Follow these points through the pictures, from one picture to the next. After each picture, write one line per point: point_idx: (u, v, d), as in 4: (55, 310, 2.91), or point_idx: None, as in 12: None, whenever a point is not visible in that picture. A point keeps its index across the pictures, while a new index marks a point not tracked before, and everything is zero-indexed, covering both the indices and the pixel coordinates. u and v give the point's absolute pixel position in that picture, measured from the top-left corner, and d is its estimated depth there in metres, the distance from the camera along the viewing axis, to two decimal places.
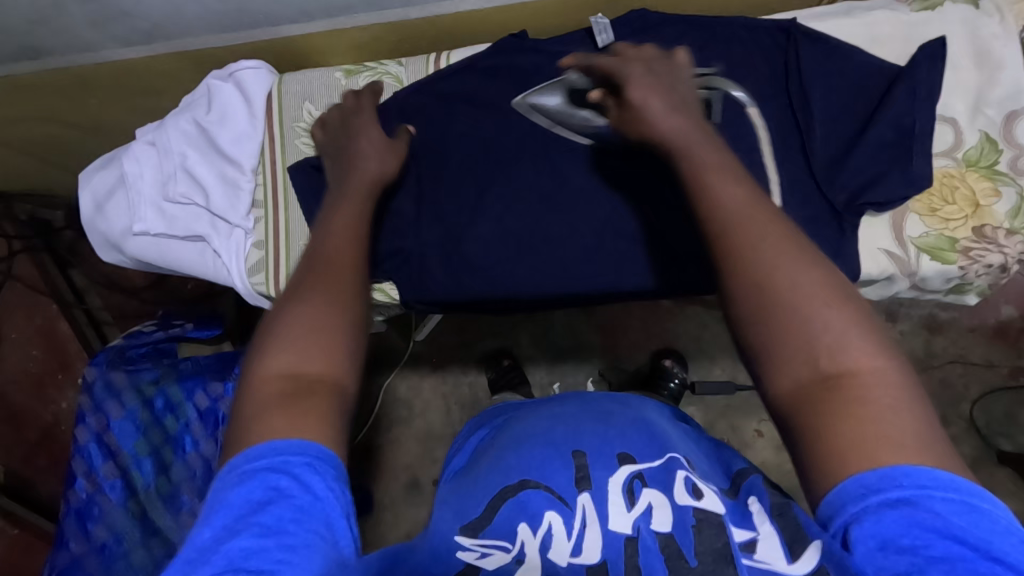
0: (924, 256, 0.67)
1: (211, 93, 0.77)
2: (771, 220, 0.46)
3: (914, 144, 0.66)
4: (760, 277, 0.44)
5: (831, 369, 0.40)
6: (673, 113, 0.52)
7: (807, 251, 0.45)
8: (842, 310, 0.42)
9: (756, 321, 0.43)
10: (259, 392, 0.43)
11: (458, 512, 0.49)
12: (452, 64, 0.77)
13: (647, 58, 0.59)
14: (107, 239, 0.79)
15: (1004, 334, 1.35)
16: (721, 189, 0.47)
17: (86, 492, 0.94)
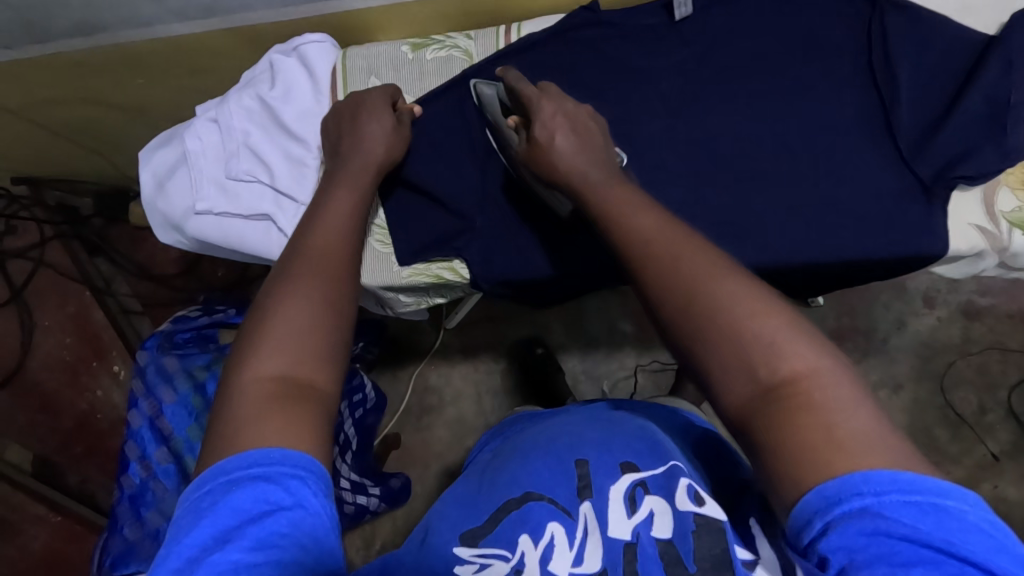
0: (1016, 231, 0.65)
1: (275, 67, 0.75)
2: (684, 241, 0.47)
3: (1009, 115, 0.64)
4: (686, 296, 0.44)
5: (772, 379, 0.40)
6: (578, 152, 0.58)
7: (726, 266, 0.45)
8: (776, 319, 0.42)
9: (694, 342, 0.43)
10: (248, 398, 0.45)
11: (466, 518, 0.53)
12: (523, 36, 0.74)
13: (564, 100, 0.63)
14: (167, 219, 0.77)
15: None
16: (635, 217, 0.51)
17: (141, 477, 0.93)
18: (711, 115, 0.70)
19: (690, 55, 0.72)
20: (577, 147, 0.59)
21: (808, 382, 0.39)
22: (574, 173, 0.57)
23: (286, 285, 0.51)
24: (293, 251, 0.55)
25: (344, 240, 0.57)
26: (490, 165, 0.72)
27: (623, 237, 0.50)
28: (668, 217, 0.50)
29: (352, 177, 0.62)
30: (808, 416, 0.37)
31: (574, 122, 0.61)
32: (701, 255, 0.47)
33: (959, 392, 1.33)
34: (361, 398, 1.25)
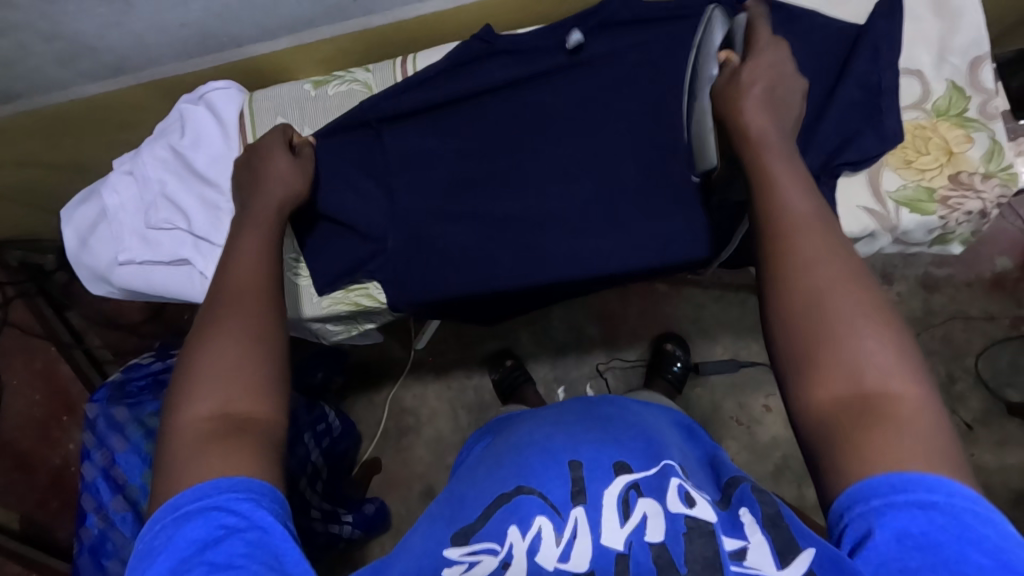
0: (903, 210, 0.67)
1: (183, 117, 0.78)
2: (833, 237, 0.48)
3: (883, 102, 0.66)
4: (813, 289, 0.46)
5: (862, 390, 0.42)
6: (762, 112, 0.56)
7: (863, 279, 0.46)
8: (886, 339, 0.44)
9: (805, 331, 0.45)
10: (185, 440, 0.46)
11: (449, 523, 0.50)
12: (418, 71, 0.76)
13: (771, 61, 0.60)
14: (95, 272, 0.80)
15: (1000, 286, 1.35)
16: (789, 194, 0.50)
17: (98, 527, 0.94)
18: (606, 123, 0.72)
19: (584, 65, 0.73)
20: (765, 100, 0.57)
21: (898, 408, 0.41)
22: (753, 127, 0.55)
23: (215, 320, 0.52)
24: (219, 290, 0.55)
25: (268, 271, 0.58)
26: (401, 191, 0.75)
27: (775, 211, 0.50)
28: (823, 210, 0.50)
29: (261, 219, 0.62)
30: (890, 428, 0.40)
31: (780, 88, 0.58)
32: (844, 257, 0.47)
33: (927, 363, 1.34)
34: (325, 427, 1.26)
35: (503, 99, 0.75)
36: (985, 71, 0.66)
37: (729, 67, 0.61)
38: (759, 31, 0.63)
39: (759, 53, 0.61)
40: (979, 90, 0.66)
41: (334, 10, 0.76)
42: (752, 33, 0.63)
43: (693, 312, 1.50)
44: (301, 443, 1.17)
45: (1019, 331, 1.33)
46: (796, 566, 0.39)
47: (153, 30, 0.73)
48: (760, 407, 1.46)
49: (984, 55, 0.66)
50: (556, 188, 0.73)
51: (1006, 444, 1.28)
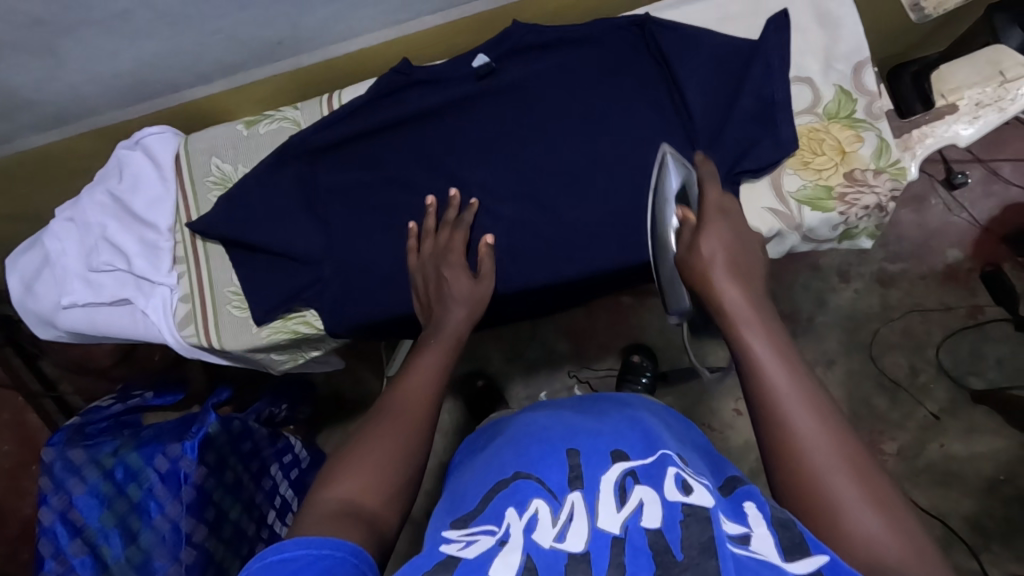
0: (805, 208, 0.70)
1: (121, 162, 0.81)
2: (821, 407, 0.48)
3: (777, 110, 0.70)
4: (808, 463, 0.46)
5: (864, 560, 0.42)
6: (733, 285, 0.59)
7: (853, 446, 0.47)
8: (880, 511, 0.43)
9: (807, 508, 0.45)
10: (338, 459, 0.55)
11: (450, 513, 0.53)
12: (344, 103, 0.79)
13: (730, 217, 0.65)
14: (41, 317, 0.82)
15: (954, 277, 1.35)
16: (766, 361, 0.52)
17: (57, 572, 0.95)
18: (525, 142, 0.75)
19: (498, 89, 0.77)
20: (731, 272, 0.61)
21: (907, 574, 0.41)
22: (727, 299, 0.58)
23: (371, 431, 0.56)
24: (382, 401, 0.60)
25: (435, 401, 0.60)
26: (333, 221, 0.77)
27: (760, 381, 0.51)
28: (806, 375, 0.51)
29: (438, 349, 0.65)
30: None
31: (739, 257, 0.62)
32: (838, 429, 0.47)
33: (889, 358, 1.34)
34: (292, 458, 1.25)
35: (427, 127, 0.78)
36: (868, 75, 0.71)
37: (686, 231, 0.65)
38: (710, 192, 0.66)
39: (710, 215, 0.64)
40: (864, 93, 0.71)
41: (261, 54, 0.79)
42: (710, 194, 0.66)
43: (658, 322, 1.51)
44: (266, 476, 1.16)
45: (977, 319, 1.33)
46: (803, 563, 0.39)
47: (87, 82, 0.77)
48: (731, 412, 1.47)
49: (865, 60, 0.71)
50: (482, 208, 0.76)
51: (972, 433, 1.29)
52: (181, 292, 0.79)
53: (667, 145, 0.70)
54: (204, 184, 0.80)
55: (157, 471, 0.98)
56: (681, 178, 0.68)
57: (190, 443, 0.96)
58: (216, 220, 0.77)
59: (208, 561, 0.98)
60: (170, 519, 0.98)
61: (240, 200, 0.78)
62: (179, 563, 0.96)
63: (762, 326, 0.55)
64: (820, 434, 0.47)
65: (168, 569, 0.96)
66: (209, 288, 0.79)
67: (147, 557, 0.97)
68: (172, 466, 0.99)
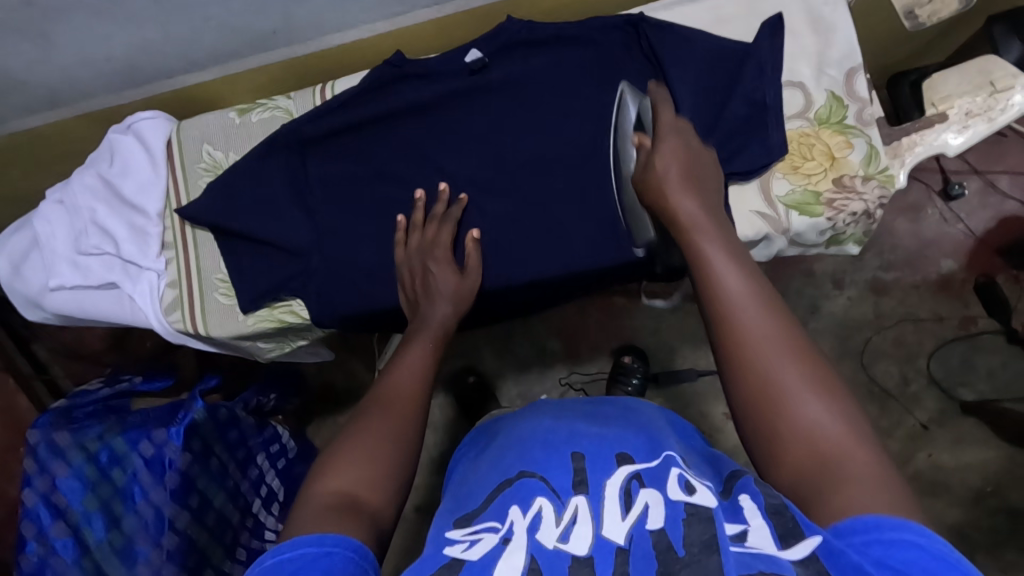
0: (793, 213, 0.70)
1: (113, 146, 0.81)
2: (768, 311, 0.51)
3: (768, 115, 0.70)
4: (759, 364, 0.49)
5: (824, 458, 0.45)
6: (688, 198, 0.61)
7: (796, 342, 0.50)
8: (824, 399, 0.47)
9: (758, 411, 0.48)
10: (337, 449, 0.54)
11: (453, 511, 0.54)
12: (336, 94, 0.79)
13: (688, 147, 0.65)
14: (28, 298, 0.82)
15: (948, 287, 1.35)
16: (725, 276, 0.54)
17: (39, 553, 0.94)
18: (516, 139, 0.75)
19: (491, 85, 0.77)
20: (686, 185, 0.62)
21: (848, 461, 0.44)
22: (683, 213, 0.60)
23: (361, 423, 0.56)
24: (372, 394, 0.60)
25: (423, 387, 0.61)
26: (322, 211, 0.77)
27: (713, 290, 0.54)
28: (755, 280, 0.54)
29: (421, 337, 0.66)
30: (846, 492, 0.43)
31: (693, 169, 0.64)
32: (785, 331, 0.50)
33: (880, 366, 1.34)
34: (280, 448, 1.26)
35: (419, 120, 0.77)
36: (860, 81, 0.71)
37: (643, 151, 0.67)
38: (664, 114, 0.68)
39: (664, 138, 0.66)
40: (855, 99, 0.71)
41: (255, 42, 0.79)
42: (662, 117, 0.68)
43: (652, 324, 1.50)
44: (252, 466, 1.16)
45: (969, 330, 1.33)
46: (796, 550, 0.39)
47: (79, 65, 0.76)
48: (721, 416, 1.47)
49: (857, 66, 0.71)
50: (472, 202, 0.76)
51: (960, 443, 1.30)
52: (168, 278, 0.79)
53: (624, 83, 0.72)
54: (195, 171, 0.80)
55: (142, 456, 0.99)
56: (635, 109, 0.71)
57: (176, 429, 0.96)
58: (205, 206, 0.77)
59: (190, 548, 0.99)
60: (154, 504, 0.98)
61: (230, 188, 0.78)
62: (161, 548, 0.97)
63: (717, 239, 0.58)
64: (768, 336, 0.50)
65: (150, 553, 0.97)
66: (197, 275, 0.79)
67: (129, 542, 0.98)
68: (157, 451, 0.99)
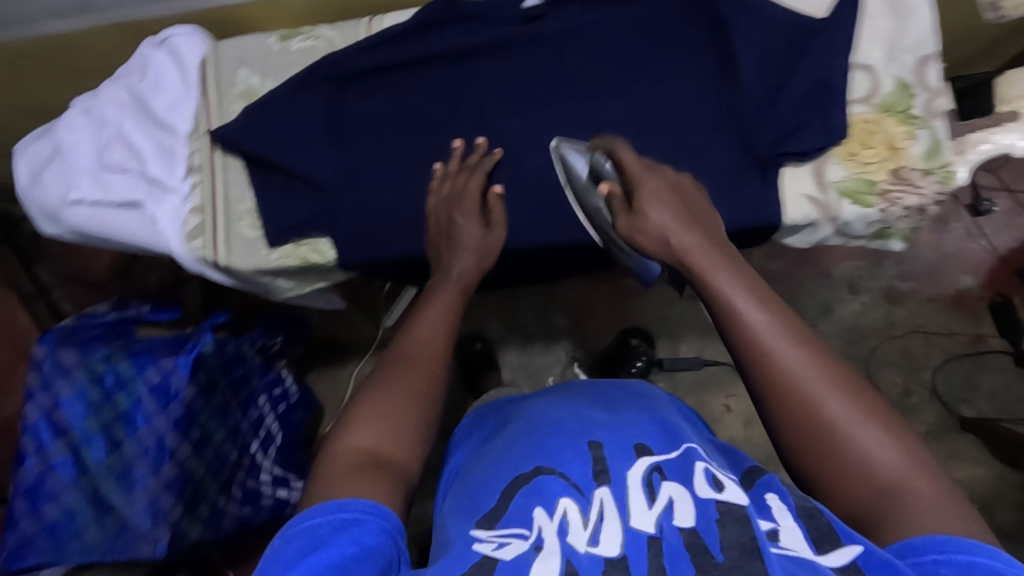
0: (844, 200, 0.68)
1: (145, 60, 0.78)
2: (801, 342, 0.48)
3: (833, 95, 0.67)
4: (808, 406, 0.46)
5: (881, 487, 0.44)
6: (689, 232, 0.55)
7: (835, 372, 0.47)
8: (875, 429, 0.45)
9: (809, 450, 0.46)
10: (373, 401, 0.51)
11: (476, 510, 0.49)
12: (383, 28, 0.76)
13: (666, 177, 0.60)
14: (45, 210, 0.79)
15: (962, 303, 1.34)
16: (748, 310, 0.49)
17: (36, 470, 0.95)
18: (566, 96, 0.73)
19: (544, 35, 0.73)
20: (687, 219, 0.57)
21: (909, 489, 0.43)
22: (687, 250, 0.54)
23: (394, 377, 0.53)
24: (400, 346, 0.56)
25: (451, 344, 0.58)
26: (358, 151, 0.75)
27: (739, 330, 0.50)
28: (778, 312, 0.50)
29: (444, 292, 0.63)
30: (913, 516, 0.42)
31: (684, 204, 0.58)
32: (821, 363, 0.47)
33: (884, 374, 1.33)
34: (282, 392, 1.24)
35: (466, 66, 0.74)
36: (931, 70, 0.68)
37: (620, 202, 0.60)
38: (624, 158, 0.63)
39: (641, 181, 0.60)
40: (925, 89, 0.68)
41: None
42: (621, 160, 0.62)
43: (660, 310, 1.48)
44: (254, 406, 1.16)
45: (977, 348, 1.32)
46: (833, 557, 0.40)
47: None
48: (720, 407, 1.45)
49: (931, 54, 0.68)
50: (512, 157, 0.73)
51: (956, 458, 1.28)
52: (192, 203, 0.77)
53: (554, 142, 0.70)
54: (228, 95, 0.77)
55: (149, 382, 0.98)
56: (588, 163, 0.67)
57: (188, 357, 0.95)
58: (237, 131, 0.75)
59: (188, 480, 0.99)
60: (156, 432, 0.97)
61: (265, 115, 0.75)
62: (160, 476, 0.97)
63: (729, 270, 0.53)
64: (808, 372, 0.47)
65: (148, 481, 0.97)
66: (223, 203, 0.77)
67: (129, 466, 0.98)
68: (164, 379, 0.98)
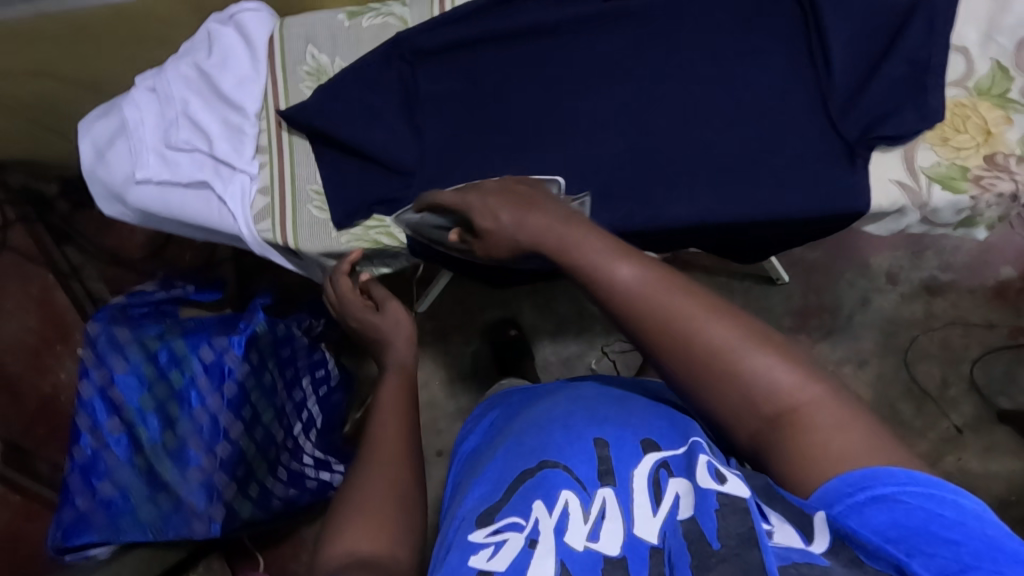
0: (935, 186, 0.66)
1: (211, 36, 0.76)
2: (670, 289, 0.44)
3: (929, 77, 0.65)
4: (690, 354, 0.43)
5: (772, 416, 0.41)
6: (536, 215, 0.49)
7: (709, 309, 0.44)
8: (758, 354, 0.42)
9: (698, 394, 0.44)
10: (347, 518, 0.49)
11: (479, 499, 0.50)
12: (458, 6, 0.74)
13: (500, 187, 0.55)
14: (110, 190, 0.78)
15: (1003, 295, 1.29)
16: (614, 273, 0.44)
17: (92, 447, 0.97)
18: (644, 77, 0.71)
19: (622, 14, 0.71)
20: (532, 199, 0.52)
21: (802, 411, 0.41)
22: (540, 233, 0.48)
23: (363, 485, 0.51)
24: (365, 450, 0.54)
25: (412, 432, 0.56)
26: (430, 132, 0.73)
27: (608, 298, 0.45)
28: (643, 264, 0.45)
29: (389, 382, 0.59)
30: (811, 440, 0.40)
31: (530, 191, 0.53)
32: (692, 298, 0.44)
33: (922, 366, 1.28)
34: (324, 375, 1.18)
35: (545, 43, 0.73)
36: None
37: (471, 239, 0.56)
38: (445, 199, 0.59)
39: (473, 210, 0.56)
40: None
41: None
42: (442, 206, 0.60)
43: None
44: (297, 387, 1.13)
45: (1016, 341, 1.27)
46: (820, 543, 0.37)
47: None
48: None
49: None
50: (587, 138, 0.71)
51: (992, 450, 1.23)
52: (260, 183, 0.76)
53: (395, 217, 0.70)
54: (297, 73, 0.76)
55: (202, 361, 0.97)
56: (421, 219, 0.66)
57: (242, 338, 0.95)
58: (310, 111, 0.73)
59: (240, 459, 0.98)
60: (211, 411, 0.97)
61: (337, 93, 0.73)
62: (213, 456, 0.97)
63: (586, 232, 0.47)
64: (685, 324, 0.43)
65: (202, 460, 0.97)
66: (291, 182, 0.76)
67: (183, 445, 0.97)
68: (217, 358, 0.97)
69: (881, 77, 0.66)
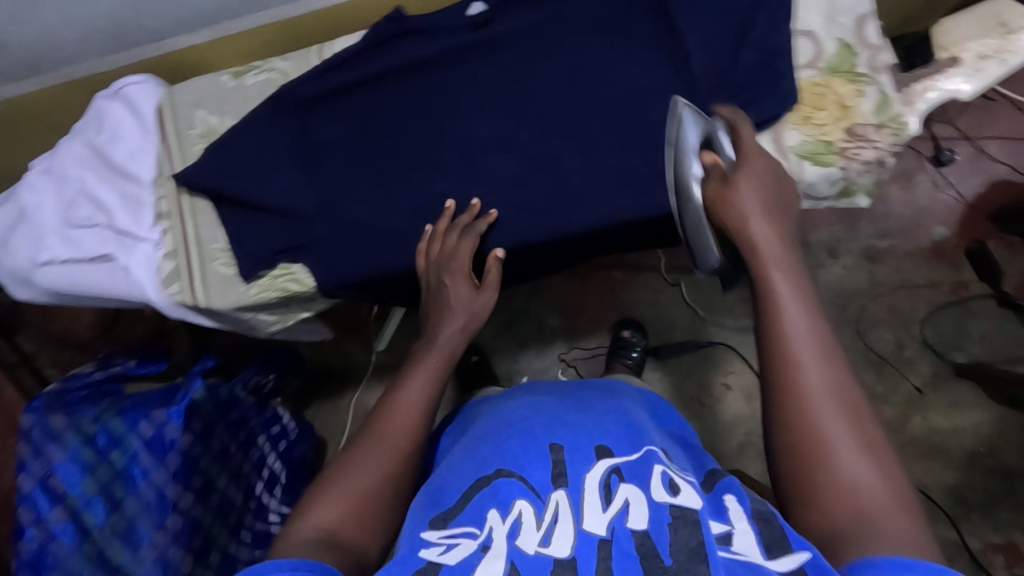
0: (806, 162, 0.69)
1: (101, 115, 0.79)
2: (830, 360, 0.46)
3: (781, 63, 0.69)
4: (807, 415, 0.45)
5: (858, 514, 0.42)
6: (767, 228, 0.52)
7: (850, 401, 0.45)
8: (871, 459, 0.43)
9: (795, 457, 0.45)
10: (330, 491, 0.51)
11: (436, 506, 0.50)
12: (336, 54, 0.77)
13: (760, 173, 0.57)
14: (16, 275, 0.78)
15: (941, 253, 1.30)
16: (788, 317, 0.48)
17: (37, 539, 0.91)
18: (524, 96, 0.73)
19: (493, 41, 0.75)
20: (767, 213, 0.54)
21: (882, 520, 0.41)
22: (754, 245, 0.52)
23: (357, 458, 0.53)
24: (373, 427, 0.56)
25: (422, 424, 0.57)
26: (326, 174, 0.75)
27: (774, 335, 0.48)
28: (822, 328, 0.48)
29: (426, 363, 0.62)
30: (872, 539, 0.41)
31: (773, 199, 0.56)
32: (840, 381, 0.46)
33: (876, 333, 1.29)
34: (280, 430, 1.20)
35: (426, 77, 0.75)
36: (869, 27, 0.70)
37: (716, 179, 0.59)
38: (744, 133, 0.62)
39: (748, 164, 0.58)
40: (866, 46, 0.70)
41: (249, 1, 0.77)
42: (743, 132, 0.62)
43: (648, 297, 1.35)
44: (253, 447, 1.13)
45: (960, 295, 1.28)
46: (783, 561, 0.40)
47: (63, 24, 0.73)
48: (719, 387, 1.29)
49: (867, 12, 0.71)
50: (479, 160, 0.73)
51: (958, 406, 1.23)
52: (165, 248, 0.77)
53: (679, 98, 0.66)
54: (188, 137, 0.78)
55: (142, 437, 0.97)
56: (703, 132, 0.64)
57: (181, 404, 0.95)
58: (203, 173, 0.75)
59: (195, 529, 0.97)
60: (157, 485, 0.96)
61: (229, 150, 0.75)
62: (166, 530, 0.95)
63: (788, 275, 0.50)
64: (823, 393, 0.45)
65: (154, 536, 0.95)
66: (196, 243, 0.77)
67: (132, 524, 0.95)
68: (157, 432, 0.98)
69: (738, 69, 0.70)
